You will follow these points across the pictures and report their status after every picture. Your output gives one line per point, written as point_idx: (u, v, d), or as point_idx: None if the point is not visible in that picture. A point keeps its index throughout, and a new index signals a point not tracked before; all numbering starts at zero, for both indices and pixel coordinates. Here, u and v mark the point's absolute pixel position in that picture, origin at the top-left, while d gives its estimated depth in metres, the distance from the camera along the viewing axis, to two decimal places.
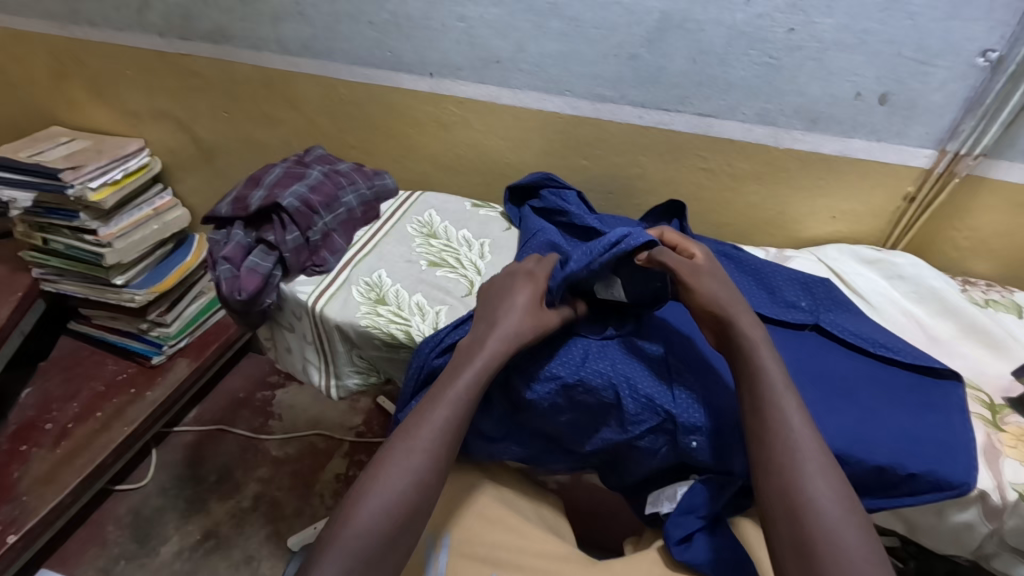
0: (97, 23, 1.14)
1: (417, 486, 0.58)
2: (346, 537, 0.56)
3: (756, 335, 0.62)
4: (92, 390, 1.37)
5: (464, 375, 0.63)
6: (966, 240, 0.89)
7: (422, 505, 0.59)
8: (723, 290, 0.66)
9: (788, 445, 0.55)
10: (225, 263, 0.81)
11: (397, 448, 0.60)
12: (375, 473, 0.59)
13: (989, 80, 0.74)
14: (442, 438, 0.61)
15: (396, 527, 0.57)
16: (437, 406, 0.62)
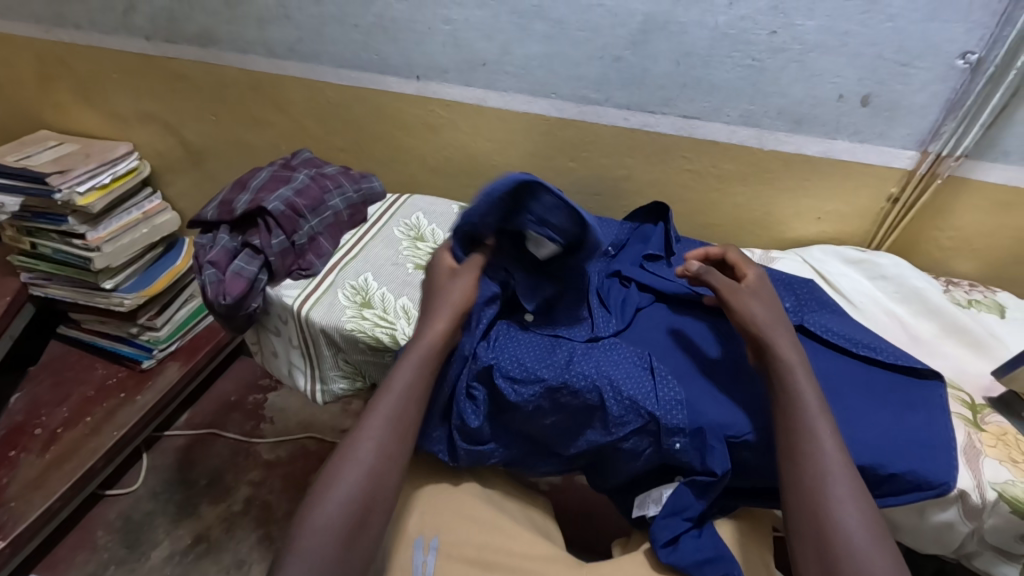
0: (83, 26, 1.13)
1: (372, 478, 0.61)
2: (306, 537, 0.58)
3: (791, 356, 0.63)
4: (81, 395, 1.36)
5: (406, 367, 0.66)
6: (950, 240, 0.90)
7: (379, 498, 0.61)
8: (766, 313, 0.67)
9: (818, 469, 0.57)
10: (210, 267, 0.81)
11: (351, 446, 0.63)
12: (332, 473, 0.61)
13: (969, 81, 0.75)
14: (391, 430, 0.64)
15: (355, 521, 0.59)
16: (382, 398, 0.65)
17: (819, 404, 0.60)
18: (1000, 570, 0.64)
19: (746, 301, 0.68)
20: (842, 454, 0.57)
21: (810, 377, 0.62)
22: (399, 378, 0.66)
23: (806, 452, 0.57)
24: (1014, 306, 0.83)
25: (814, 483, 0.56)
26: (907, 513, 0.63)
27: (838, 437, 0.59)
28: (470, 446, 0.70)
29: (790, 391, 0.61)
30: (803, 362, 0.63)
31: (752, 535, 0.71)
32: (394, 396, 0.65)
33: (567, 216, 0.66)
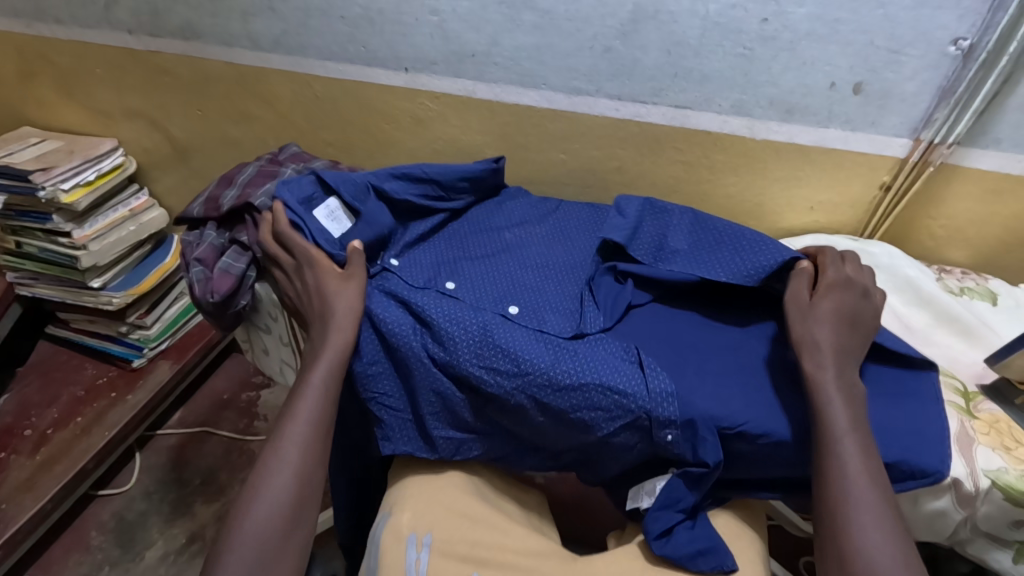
0: (63, 20, 1.11)
1: (299, 478, 0.63)
2: (240, 544, 0.60)
3: (827, 375, 0.61)
4: (70, 395, 1.35)
5: (320, 365, 0.66)
6: (941, 228, 0.90)
7: (309, 493, 0.64)
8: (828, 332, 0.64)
9: (846, 486, 0.57)
10: (197, 265, 0.79)
11: (275, 449, 0.64)
12: (259, 476, 0.63)
13: (962, 67, 0.74)
14: (312, 429, 0.65)
15: (288, 519, 0.62)
16: (302, 402, 0.65)
17: (853, 425, 0.58)
18: (993, 557, 0.64)
19: (805, 303, 0.66)
20: (870, 467, 0.57)
21: (843, 396, 0.60)
22: (315, 380, 0.65)
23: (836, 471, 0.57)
24: (1005, 293, 0.83)
25: (843, 502, 0.57)
26: (900, 500, 0.63)
27: (871, 448, 0.58)
28: (449, 433, 0.71)
29: (823, 412, 0.59)
30: (841, 381, 0.61)
31: (741, 524, 0.71)
32: (313, 396, 0.65)
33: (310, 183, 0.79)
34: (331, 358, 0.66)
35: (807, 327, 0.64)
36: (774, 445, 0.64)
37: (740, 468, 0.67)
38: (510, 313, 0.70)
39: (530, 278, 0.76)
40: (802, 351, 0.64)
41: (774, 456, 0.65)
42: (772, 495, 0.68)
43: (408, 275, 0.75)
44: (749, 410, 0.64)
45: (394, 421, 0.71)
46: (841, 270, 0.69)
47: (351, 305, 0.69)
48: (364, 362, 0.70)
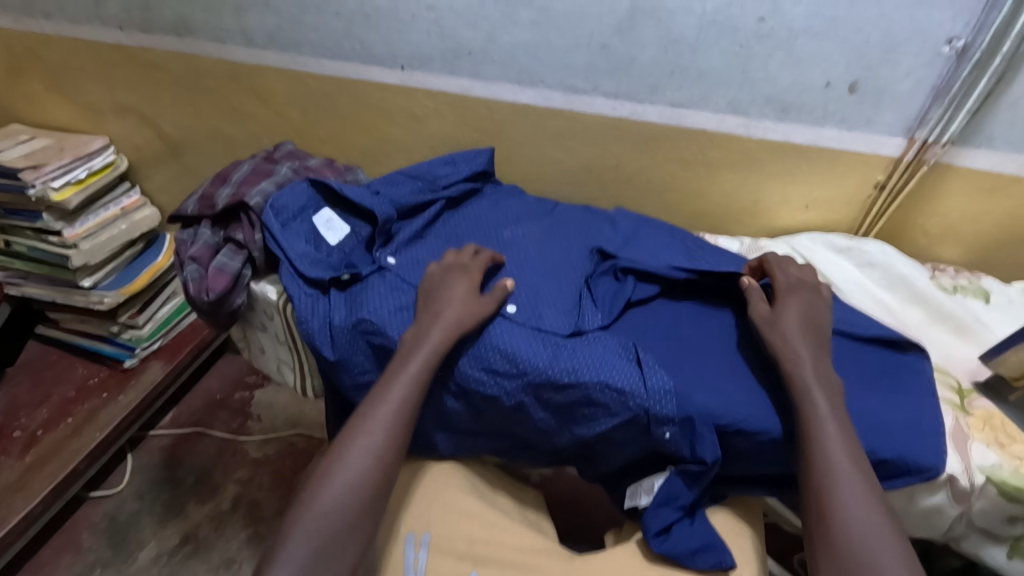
0: (53, 16, 1.10)
1: (379, 463, 0.62)
2: (312, 519, 0.60)
3: (804, 369, 0.61)
4: (61, 396, 1.33)
5: (419, 356, 0.65)
6: (935, 227, 0.90)
7: (386, 479, 0.63)
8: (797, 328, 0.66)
9: (831, 472, 0.57)
10: (192, 263, 0.78)
11: (360, 429, 0.63)
12: (339, 455, 0.63)
13: (955, 67, 0.75)
14: (400, 416, 0.64)
15: (363, 504, 0.61)
16: (393, 389, 0.64)
17: (836, 419, 0.59)
18: (987, 552, 0.65)
19: (770, 313, 0.67)
20: (853, 454, 0.58)
21: (825, 388, 0.61)
22: (413, 361, 0.65)
23: (820, 459, 0.58)
24: (998, 290, 0.84)
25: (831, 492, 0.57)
26: (897, 497, 0.63)
27: (851, 436, 0.59)
28: (443, 433, 0.73)
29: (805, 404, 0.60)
30: (818, 370, 0.62)
31: (737, 519, 0.71)
32: (406, 383, 0.64)
33: (302, 193, 0.83)
34: (432, 347, 0.65)
35: (779, 334, 0.65)
36: (772, 443, 0.64)
37: (736, 465, 0.68)
38: (508, 312, 0.70)
39: (528, 277, 0.77)
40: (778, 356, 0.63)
41: (767, 455, 0.66)
42: (769, 493, 0.69)
43: (410, 274, 0.77)
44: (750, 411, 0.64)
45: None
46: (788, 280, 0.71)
47: (468, 314, 0.68)
48: (360, 374, 0.73)
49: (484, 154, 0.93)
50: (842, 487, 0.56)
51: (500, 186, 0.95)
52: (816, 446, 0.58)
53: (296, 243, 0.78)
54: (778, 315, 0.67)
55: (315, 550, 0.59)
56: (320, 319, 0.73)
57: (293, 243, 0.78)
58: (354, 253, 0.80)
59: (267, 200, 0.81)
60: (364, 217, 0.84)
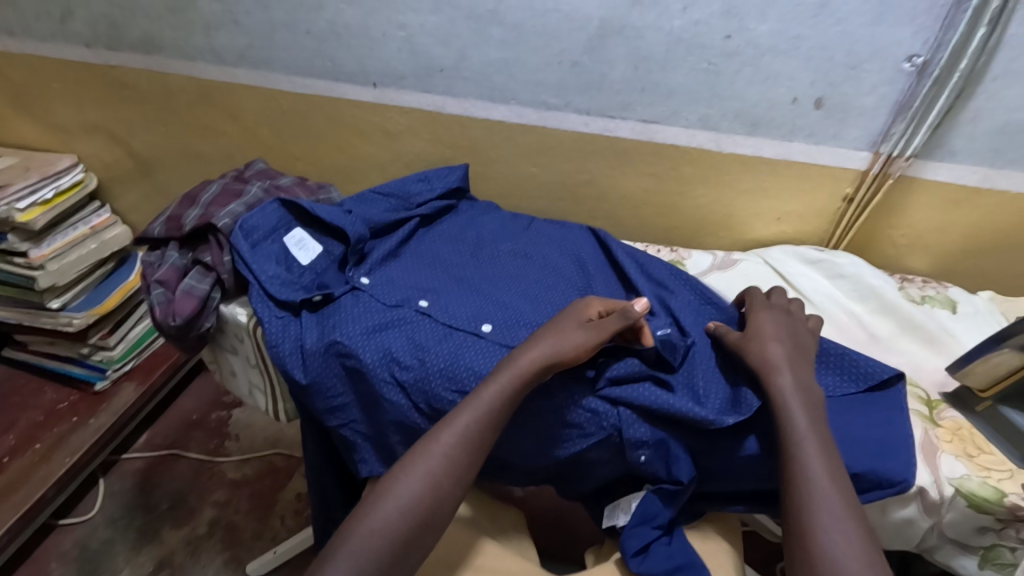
0: (17, 34, 1.07)
1: (435, 488, 0.58)
2: (360, 537, 0.56)
3: (785, 380, 0.61)
4: (29, 421, 1.29)
5: (492, 387, 0.62)
6: (903, 237, 0.92)
7: (440, 507, 0.58)
8: (775, 355, 0.64)
9: (800, 470, 0.56)
10: (158, 287, 0.76)
11: (421, 450, 0.60)
12: (395, 474, 0.59)
13: (916, 83, 0.76)
14: (464, 443, 0.60)
15: (411, 529, 0.57)
16: (461, 413, 0.61)
17: (811, 425, 0.58)
18: (961, 563, 0.65)
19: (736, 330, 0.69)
20: (828, 460, 0.56)
21: (800, 397, 0.60)
22: (486, 391, 0.61)
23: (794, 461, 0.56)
24: (965, 300, 0.85)
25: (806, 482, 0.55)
26: (870, 510, 0.64)
27: (827, 439, 0.57)
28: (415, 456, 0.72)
29: (783, 416, 0.59)
30: (799, 384, 0.61)
31: (714, 537, 0.71)
32: (474, 409, 0.61)
33: (274, 210, 0.82)
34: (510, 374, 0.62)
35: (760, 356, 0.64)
36: (745, 458, 0.64)
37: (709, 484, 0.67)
38: (482, 331, 0.72)
39: (501, 295, 0.77)
40: (760, 371, 0.63)
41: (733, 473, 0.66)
42: (743, 509, 0.68)
43: (383, 293, 0.76)
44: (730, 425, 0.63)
45: (362, 441, 0.73)
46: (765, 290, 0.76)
47: (573, 341, 0.64)
48: (332, 399, 0.71)
49: (458, 170, 0.93)
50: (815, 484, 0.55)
51: (476, 203, 0.95)
52: (790, 449, 0.57)
53: (264, 266, 0.77)
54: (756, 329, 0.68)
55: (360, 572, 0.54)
56: (291, 343, 0.71)
57: (259, 262, 0.77)
58: (326, 273, 0.79)
59: (237, 222, 0.80)
60: (334, 236, 0.83)
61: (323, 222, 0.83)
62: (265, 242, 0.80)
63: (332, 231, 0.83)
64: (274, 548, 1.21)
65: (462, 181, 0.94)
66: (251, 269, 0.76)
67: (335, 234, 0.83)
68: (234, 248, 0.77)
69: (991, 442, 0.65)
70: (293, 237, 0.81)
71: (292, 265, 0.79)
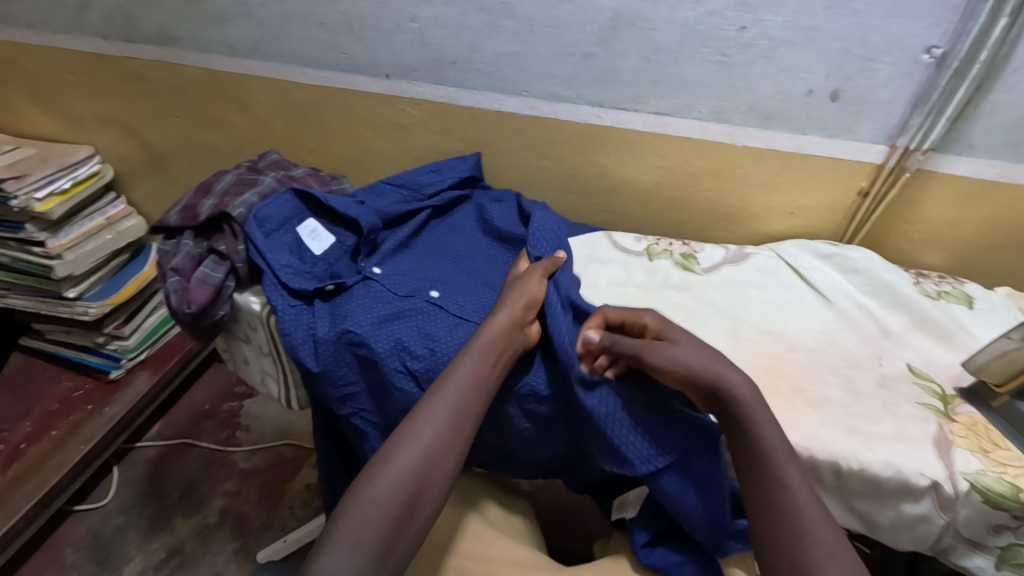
0: (35, 26, 1.09)
1: (431, 456, 0.57)
2: (357, 511, 0.54)
3: (738, 386, 0.59)
4: (45, 409, 1.31)
5: (473, 353, 0.64)
6: (918, 233, 0.91)
7: (438, 476, 0.57)
8: (696, 355, 0.61)
9: (775, 479, 0.54)
10: (174, 274, 0.77)
11: (408, 424, 0.59)
12: (388, 449, 0.58)
13: (934, 75, 0.75)
14: (453, 410, 0.60)
15: (410, 498, 0.55)
16: (447, 382, 0.62)
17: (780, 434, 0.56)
18: (974, 563, 0.63)
19: (654, 350, 0.62)
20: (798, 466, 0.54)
21: (761, 403, 0.58)
22: (468, 361, 0.63)
23: (771, 471, 0.54)
24: (981, 296, 0.83)
25: (782, 491, 0.53)
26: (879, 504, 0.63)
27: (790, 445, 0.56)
28: None
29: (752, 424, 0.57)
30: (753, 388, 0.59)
31: None
32: (460, 379, 0.62)
33: (285, 202, 0.82)
34: (490, 337, 0.65)
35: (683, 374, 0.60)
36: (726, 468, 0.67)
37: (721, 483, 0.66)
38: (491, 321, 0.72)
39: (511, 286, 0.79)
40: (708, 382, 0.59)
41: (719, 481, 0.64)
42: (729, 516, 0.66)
43: (395, 283, 0.77)
44: (685, 483, 0.60)
45: (372, 430, 0.73)
46: (619, 306, 0.69)
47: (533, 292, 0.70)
48: (341, 387, 0.71)
49: (470, 160, 0.94)
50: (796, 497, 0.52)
51: (491, 189, 0.94)
52: (764, 459, 0.55)
53: (277, 256, 0.77)
54: (668, 349, 0.62)
55: (362, 544, 0.52)
56: (303, 332, 0.72)
57: (273, 252, 0.77)
58: (338, 263, 0.80)
59: (251, 212, 0.80)
60: (346, 227, 0.85)
61: (334, 211, 0.84)
62: (279, 232, 0.81)
63: (342, 221, 0.85)
64: (284, 537, 1.22)
65: (479, 172, 0.94)
66: (265, 260, 0.76)
67: (346, 224, 0.85)
68: (249, 238, 0.77)
69: (1006, 438, 0.64)
70: (305, 229, 0.82)
71: (304, 256, 0.80)
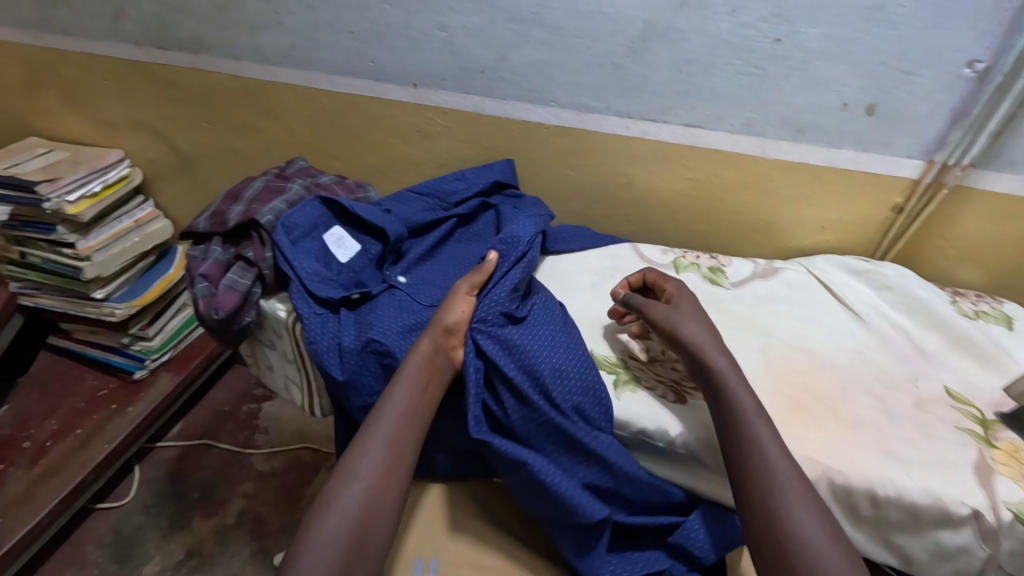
0: (71, 32, 1.11)
1: (371, 494, 0.58)
2: (310, 552, 0.54)
3: (722, 361, 0.64)
4: (70, 407, 1.33)
5: (399, 389, 0.64)
6: (954, 249, 0.88)
7: (382, 510, 0.58)
8: (701, 332, 0.67)
9: (747, 436, 0.59)
10: (202, 280, 0.78)
11: (347, 463, 0.60)
12: (330, 492, 0.58)
13: (976, 89, 0.73)
14: (389, 444, 0.61)
15: (359, 534, 0.56)
16: (379, 421, 0.62)
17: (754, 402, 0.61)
18: None
19: (658, 309, 0.70)
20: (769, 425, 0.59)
21: (742, 382, 0.63)
22: (396, 395, 0.64)
23: (742, 432, 0.59)
24: (1022, 317, 0.81)
25: (756, 450, 0.58)
26: (916, 532, 0.61)
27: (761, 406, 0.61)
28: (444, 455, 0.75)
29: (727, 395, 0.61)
30: (734, 363, 0.64)
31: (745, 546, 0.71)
32: (388, 419, 0.62)
33: (314, 208, 0.83)
34: (416, 365, 0.65)
35: (697, 335, 0.66)
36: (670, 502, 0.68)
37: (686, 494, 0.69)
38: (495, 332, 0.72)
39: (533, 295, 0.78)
40: (698, 352, 0.65)
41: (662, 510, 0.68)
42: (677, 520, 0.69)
43: (420, 294, 0.77)
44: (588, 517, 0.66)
45: None
46: (660, 270, 0.79)
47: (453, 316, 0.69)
48: (362, 398, 0.71)
49: (498, 166, 0.93)
50: (768, 457, 0.57)
51: (522, 198, 0.92)
52: (738, 423, 0.60)
53: (305, 263, 0.77)
54: (674, 314, 0.69)
55: None
56: (328, 340, 0.72)
57: (300, 260, 0.78)
58: (364, 271, 0.80)
59: (279, 218, 0.81)
60: (372, 234, 0.85)
61: (360, 219, 0.84)
62: (307, 240, 0.81)
63: (368, 228, 0.85)
64: None
65: (513, 181, 0.93)
66: (292, 268, 0.77)
67: (372, 231, 0.85)
68: (277, 244, 0.78)
69: None
70: (332, 236, 0.82)
71: (331, 264, 0.81)
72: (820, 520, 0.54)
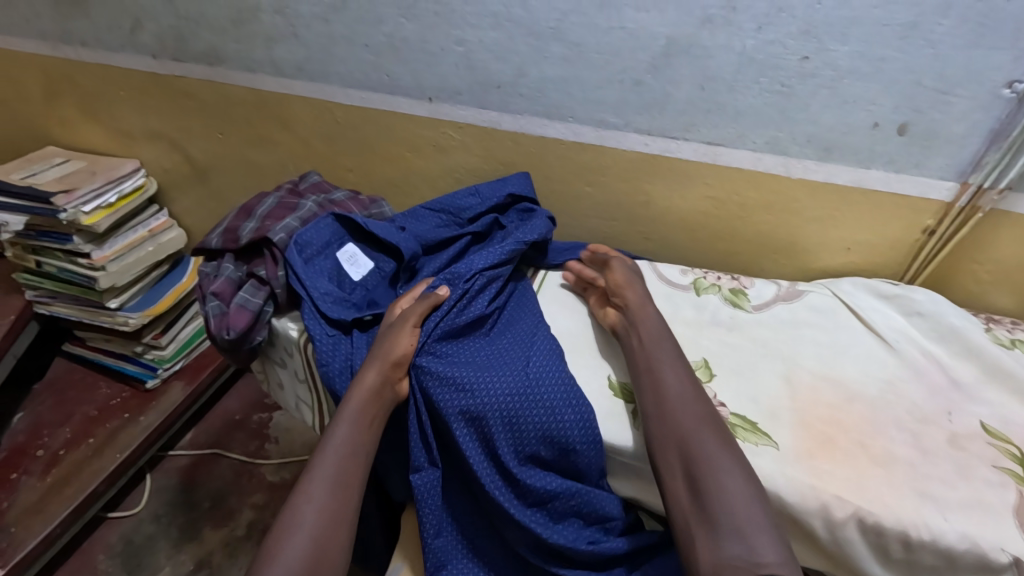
0: (89, 44, 1.11)
1: (318, 540, 0.57)
2: None
3: (654, 321, 0.72)
4: (84, 415, 1.34)
5: (339, 432, 0.64)
6: (988, 274, 0.84)
7: (331, 555, 0.57)
8: (640, 297, 0.75)
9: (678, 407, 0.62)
10: (213, 299, 0.77)
11: (292, 511, 0.59)
12: (274, 544, 0.57)
13: (1016, 110, 0.70)
14: (332, 486, 0.61)
15: None
16: (318, 465, 0.62)
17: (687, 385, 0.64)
18: None
19: (618, 270, 0.79)
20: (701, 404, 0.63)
21: (670, 343, 0.69)
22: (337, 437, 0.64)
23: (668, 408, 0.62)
24: None
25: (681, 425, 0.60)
26: None
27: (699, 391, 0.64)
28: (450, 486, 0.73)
29: (662, 368, 0.66)
30: (662, 325, 0.71)
31: None
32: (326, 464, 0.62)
33: (327, 225, 0.82)
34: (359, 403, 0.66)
35: (636, 297, 0.75)
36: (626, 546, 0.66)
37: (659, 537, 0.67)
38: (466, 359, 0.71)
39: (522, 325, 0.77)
40: (635, 311, 0.73)
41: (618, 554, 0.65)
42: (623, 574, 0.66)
43: None
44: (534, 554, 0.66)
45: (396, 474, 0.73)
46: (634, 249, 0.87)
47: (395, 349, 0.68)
48: None
49: (511, 182, 0.89)
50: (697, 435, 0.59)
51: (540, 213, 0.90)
52: (666, 402, 0.63)
53: (318, 283, 0.76)
54: (627, 272, 0.79)
55: None
56: (341, 362, 0.72)
57: (312, 278, 0.77)
58: (377, 290, 0.80)
59: (291, 236, 0.80)
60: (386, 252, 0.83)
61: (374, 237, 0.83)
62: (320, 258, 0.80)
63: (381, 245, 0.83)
64: None
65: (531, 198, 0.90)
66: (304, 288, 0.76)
67: (384, 248, 0.83)
68: (291, 264, 0.77)
69: None
70: (345, 253, 0.81)
71: (344, 282, 0.80)
72: (715, 435, 0.60)
